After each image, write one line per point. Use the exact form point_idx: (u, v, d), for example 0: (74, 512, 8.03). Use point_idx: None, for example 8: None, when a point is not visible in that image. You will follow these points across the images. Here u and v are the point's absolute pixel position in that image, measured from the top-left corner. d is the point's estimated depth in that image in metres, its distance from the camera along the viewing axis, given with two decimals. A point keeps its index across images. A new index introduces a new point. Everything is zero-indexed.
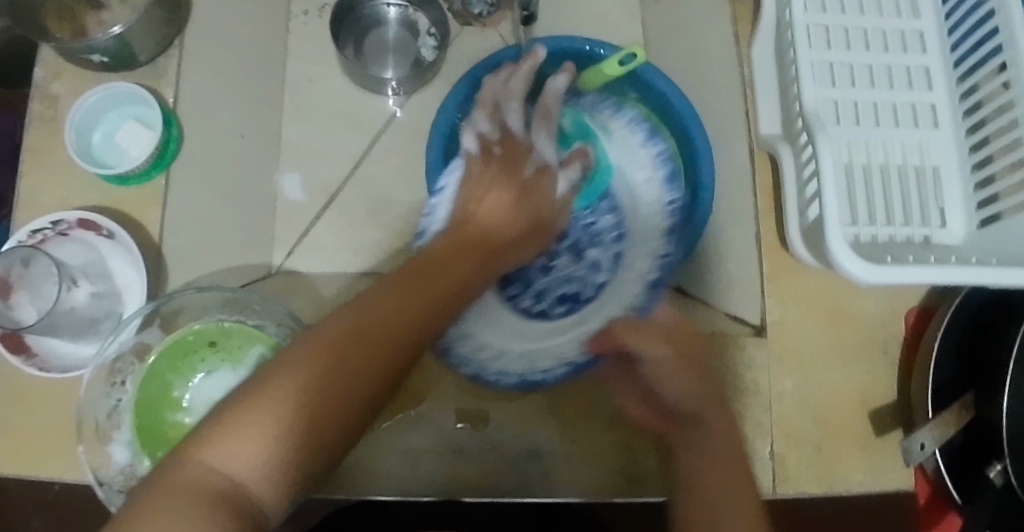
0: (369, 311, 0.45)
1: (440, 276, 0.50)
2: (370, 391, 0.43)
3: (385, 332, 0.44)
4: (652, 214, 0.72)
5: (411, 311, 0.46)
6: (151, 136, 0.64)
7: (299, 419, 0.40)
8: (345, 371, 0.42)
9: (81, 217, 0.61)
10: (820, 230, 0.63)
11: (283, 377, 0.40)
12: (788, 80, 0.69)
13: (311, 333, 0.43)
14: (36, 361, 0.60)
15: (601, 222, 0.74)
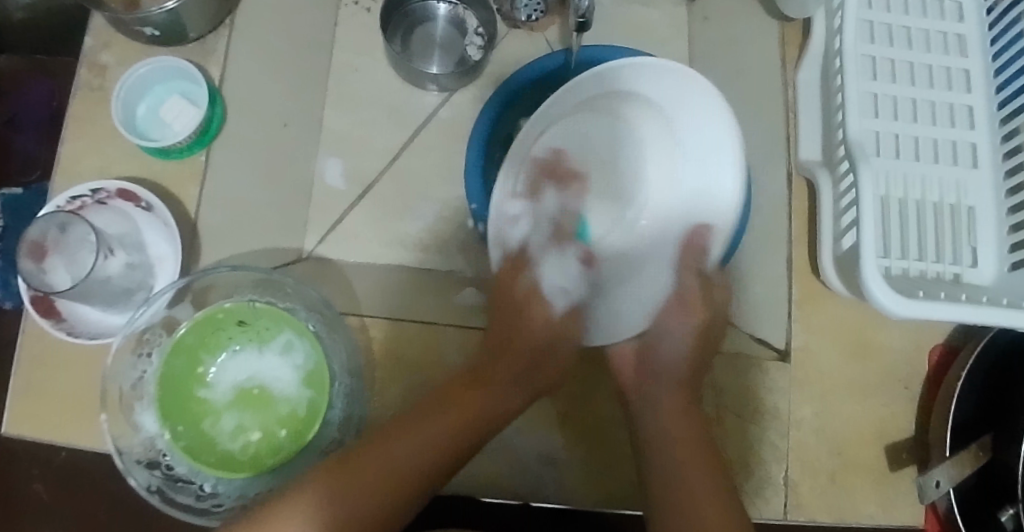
0: (366, 459, 0.54)
1: (394, 448, 0.55)
2: (385, 491, 0.53)
3: (381, 483, 0.53)
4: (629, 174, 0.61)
5: (387, 475, 0.54)
6: (196, 112, 0.65)
7: (353, 516, 0.52)
8: (359, 502, 0.52)
9: (120, 187, 0.62)
10: (853, 259, 0.63)
11: (295, 505, 0.51)
12: (832, 106, 0.69)
13: (336, 462, 0.53)
14: (65, 326, 0.60)
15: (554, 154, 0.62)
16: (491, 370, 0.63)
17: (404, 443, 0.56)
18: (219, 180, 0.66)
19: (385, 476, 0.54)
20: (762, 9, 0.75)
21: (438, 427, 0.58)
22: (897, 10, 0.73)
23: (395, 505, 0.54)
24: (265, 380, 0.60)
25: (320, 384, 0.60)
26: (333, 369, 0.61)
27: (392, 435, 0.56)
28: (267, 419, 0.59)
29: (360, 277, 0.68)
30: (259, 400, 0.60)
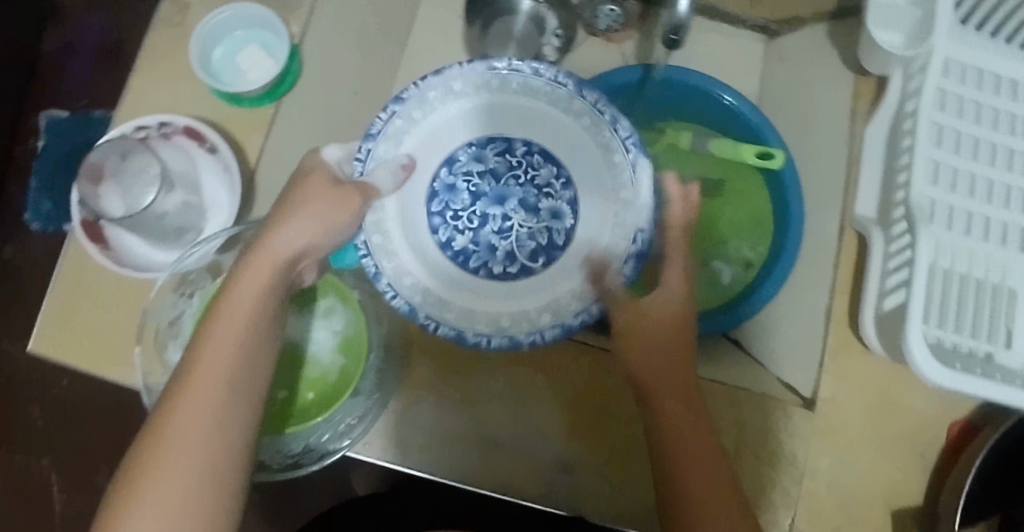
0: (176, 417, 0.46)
1: (208, 389, 0.47)
2: (209, 453, 0.46)
3: (200, 437, 0.46)
4: (536, 160, 0.68)
5: (202, 422, 0.46)
6: (273, 64, 0.65)
7: (207, 458, 0.46)
8: (183, 462, 0.46)
9: (189, 125, 0.62)
10: (897, 320, 0.63)
11: (149, 477, 0.45)
12: (896, 166, 0.69)
13: (152, 428, 0.46)
14: (110, 254, 0.60)
15: (513, 156, 0.68)
16: (255, 304, 0.49)
17: (193, 399, 0.46)
18: (283, 134, 0.65)
19: (191, 414, 0.46)
20: (839, 57, 0.75)
21: (214, 368, 0.47)
22: (972, 83, 0.73)
23: (217, 450, 0.46)
24: (302, 342, 0.63)
25: (358, 353, 0.63)
26: (371, 341, 0.64)
27: (191, 387, 0.47)
28: (297, 380, 0.62)
29: None
30: (291, 359, 0.62)
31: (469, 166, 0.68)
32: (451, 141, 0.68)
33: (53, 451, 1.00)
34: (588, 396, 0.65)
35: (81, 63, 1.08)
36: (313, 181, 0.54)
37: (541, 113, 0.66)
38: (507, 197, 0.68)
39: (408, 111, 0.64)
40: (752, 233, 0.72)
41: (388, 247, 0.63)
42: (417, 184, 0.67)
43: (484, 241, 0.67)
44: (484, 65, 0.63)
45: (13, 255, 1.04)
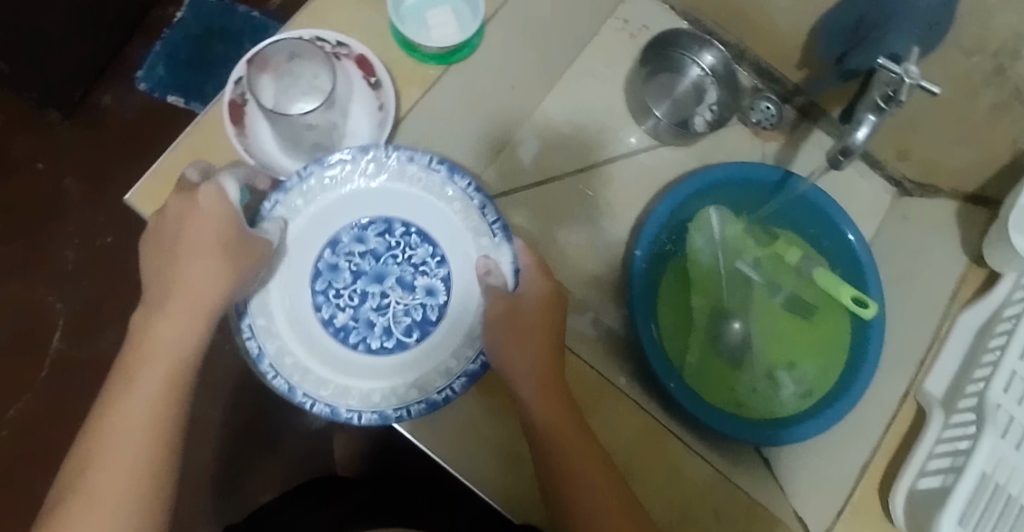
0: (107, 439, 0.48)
1: (138, 406, 0.48)
2: (148, 461, 0.48)
3: (139, 449, 0.48)
4: (415, 239, 0.58)
5: (140, 433, 0.48)
6: (456, 34, 0.65)
7: (112, 517, 0.46)
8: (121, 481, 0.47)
9: (363, 55, 0.63)
10: (929, 503, 0.63)
11: (89, 501, 0.46)
12: (977, 361, 0.70)
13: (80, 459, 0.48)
14: (243, 141, 0.60)
15: (392, 237, 0.58)
16: (177, 356, 0.50)
17: (126, 408, 0.48)
18: (439, 96, 0.66)
19: (127, 438, 0.48)
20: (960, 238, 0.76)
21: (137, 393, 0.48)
22: None
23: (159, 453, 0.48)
24: None
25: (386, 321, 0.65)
26: None
27: (116, 413, 0.48)
28: None
29: None
30: None
31: (349, 245, 0.58)
32: (333, 217, 0.58)
33: (70, 299, 1.00)
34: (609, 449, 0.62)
35: None
36: (195, 225, 0.50)
37: (407, 192, 0.58)
38: (387, 276, 0.58)
39: (288, 203, 0.56)
40: (821, 366, 0.72)
41: (269, 328, 0.55)
42: (301, 262, 0.57)
43: (364, 321, 0.58)
44: (350, 155, 0.57)
45: (110, 104, 1.05)
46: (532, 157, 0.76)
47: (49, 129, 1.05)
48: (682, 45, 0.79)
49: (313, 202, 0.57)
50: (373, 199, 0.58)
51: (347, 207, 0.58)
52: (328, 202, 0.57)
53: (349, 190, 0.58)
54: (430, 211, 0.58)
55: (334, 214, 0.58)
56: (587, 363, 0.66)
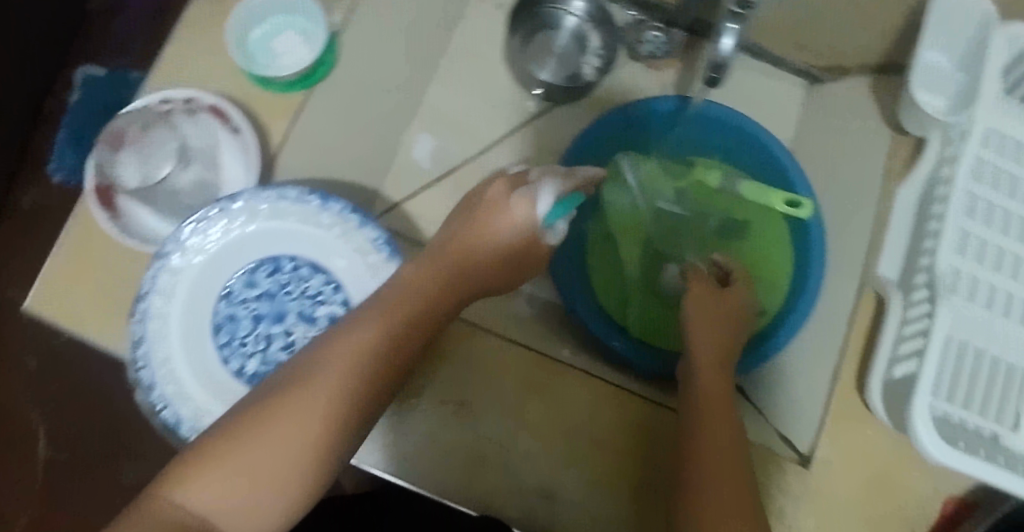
0: (307, 368, 0.46)
1: (362, 341, 0.47)
2: (328, 429, 0.45)
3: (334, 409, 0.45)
4: (309, 270, 0.54)
5: (350, 376, 0.46)
6: (308, 52, 0.64)
7: (291, 470, 0.44)
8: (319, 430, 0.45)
9: (215, 104, 0.61)
10: (904, 391, 0.62)
11: (273, 433, 0.44)
12: (923, 233, 0.67)
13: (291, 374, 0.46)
14: (119, 223, 0.59)
15: (284, 275, 0.54)
16: (366, 345, 0.48)
17: (332, 350, 0.47)
18: (311, 121, 0.64)
19: (354, 372, 0.47)
20: (880, 115, 0.74)
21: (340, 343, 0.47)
22: None
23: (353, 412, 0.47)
24: None
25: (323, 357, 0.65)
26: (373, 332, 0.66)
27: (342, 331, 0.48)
28: None
29: None
30: None
31: (245, 294, 0.54)
32: (222, 270, 0.54)
33: (45, 400, 1.01)
34: (580, 425, 0.63)
35: (125, 19, 1.08)
36: (494, 220, 0.58)
37: (286, 225, 0.54)
38: (286, 314, 0.54)
39: (171, 266, 0.52)
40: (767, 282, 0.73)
41: (181, 393, 0.51)
42: (197, 320, 0.53)
43: (274, 363, 0.53)
44: (224, 207, 0.52)
45: (33, 203, 1.04)
46: (430, 155, 0.74)
47: None
48: (548, 0, 0.77)
49: (192, 262, 0.53)
50: (255, 241, 0.54)
51: (230, 257, 0.54)
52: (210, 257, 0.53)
53: (230, 238, 0.54)
54: (318, 238, 0.54)
55: (221, 266, 0.54)
56: (527, 344, 0.67)
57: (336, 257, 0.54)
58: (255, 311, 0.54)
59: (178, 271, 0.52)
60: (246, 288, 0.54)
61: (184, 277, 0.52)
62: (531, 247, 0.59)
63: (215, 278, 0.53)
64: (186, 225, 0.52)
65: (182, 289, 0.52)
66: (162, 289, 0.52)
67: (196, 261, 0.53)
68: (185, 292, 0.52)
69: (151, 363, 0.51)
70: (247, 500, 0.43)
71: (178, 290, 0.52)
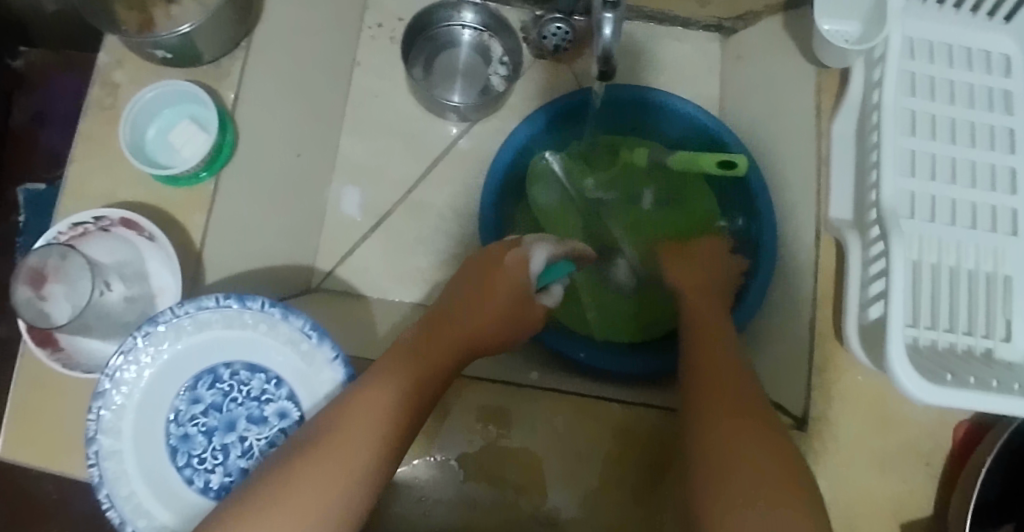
0: (355, 403, 0.51)
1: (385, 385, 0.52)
2: (379, 453, 0.50)
3: (376, 438, 0.50)
4: (247, 373, 0.57)
5: (387, 413, 0.51)
6: (206, 139, 0.62)
7: (332, 497, 0.46)
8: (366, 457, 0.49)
9: (124, 216, 0.60)
10: (880, 334, 0.60)
11: (315, 465, 0.47)
12: (867, 164, 0.65)
13: (328, 414, 0.51)
14: (61, 356, 0.59)
15: (224, 383, 0.57)
16: (423, 369, 0.55)
17: (381, 380, 0.53)
18: (226, 206, 0.64)
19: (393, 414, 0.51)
20: (800, 52, 0.71)
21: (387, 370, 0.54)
22: (941, 61, 0.69)
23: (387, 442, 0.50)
24: None
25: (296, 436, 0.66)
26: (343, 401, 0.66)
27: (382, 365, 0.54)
28: None
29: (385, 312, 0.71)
30: None
31: (191, 411, 0.56)
32: (162, 395, 0.56)
33: (68, 523, 1.00)
34: (565, 443, 0.61)
35: (51, 131, 1.08)
36: (499, 276, 0.64)
37: (214, 335, 0.56)
38: (237, 421, 0.56)
39: (112, 404, 0.54)
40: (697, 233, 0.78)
41: (154, 524, 0.53)
42: (151, 448, 0.55)
43: (236, 471, 0.55)
44: (147, 332, 0.55)
45: (7, 333, 1.04)
46: (360, 204, 0.77)
47: None
48: (441, 20, 0.76)
49: (132, 395, 0.55)
50: (188, 358, 0.56)
51: (167, 381, 0.56)
52: (148, 387, 0.55)
53: (163, 363, 0.56)
54: (248, 340, 0.56)
55: (161, 392, 0.56)
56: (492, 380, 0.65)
57: (270, 355, 0.57)
58: (206, 425, 0.56)
59: (122, 407, 0.55)
60: (192, 406, 0.56)
61: (128, 412, 0.55)
62: (533, 308, 0.65)
63: (159, 404, 0.56)
64: (115, 363, 0.54)
65: (131, 422, 0.55)
66: (110, 428, 0.54)
67: (135, 394, 0.55)
68: (132, 426, 0.55)
69: (117, 503, 0.53)
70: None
71: (125, 426, 0.54)
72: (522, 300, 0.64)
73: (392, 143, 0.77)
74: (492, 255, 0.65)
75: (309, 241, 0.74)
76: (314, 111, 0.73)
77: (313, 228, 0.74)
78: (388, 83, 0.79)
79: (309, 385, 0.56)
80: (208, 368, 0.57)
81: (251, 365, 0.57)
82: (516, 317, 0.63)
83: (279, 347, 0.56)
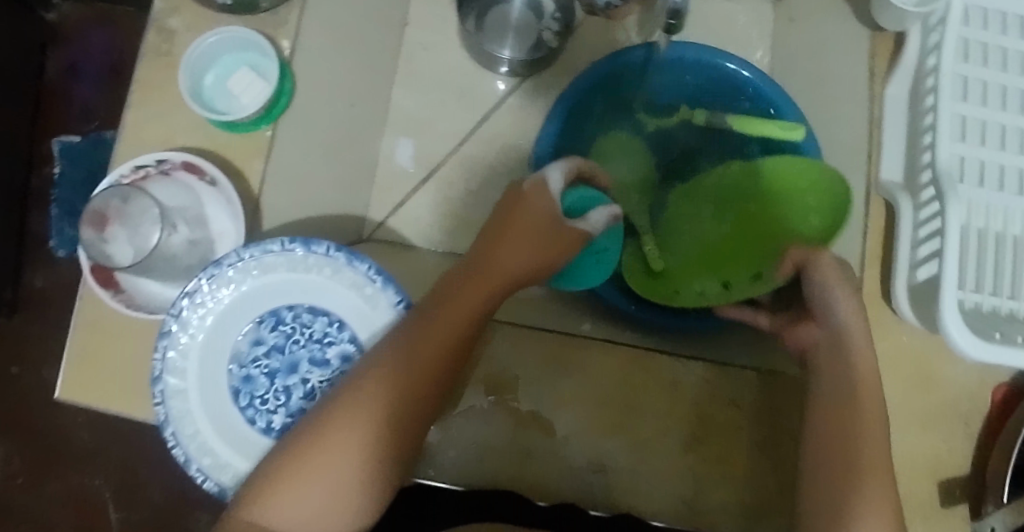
0: (398, 364, 0.50)
1: (427, 345, 0.50)
2: (408, 416, 0.49)
3: (406, 401, 0.49)
4: (309, 318, 0.57)
5: (423, 376, 0.50)
6: (264, 86, 0.63)
7: (353, 462, 0.47)
8: (395, 424, 0.49)
9: (186, 159, 0.61)
10: (931, 293, 0.61)
11: (345, 432, 0.47)
12: (920, 128, 0.65)
13: (363, 369, 0.50)
14: (123, 298, 0.60)
15: (286, 326, 0.57)
16: (457, 324, 0.51)
17: (423, 340, 0.50)
18: (285, 153, 0.64)
19: (423, 375, 0.50)
20: (855, 16, 0.71)
21: (429, 330, 0.51)
22: (997, 29, 0.69)
23: (419, 408, 0.50)
24: None
25: None
26: None
27: (427, 320, 0.51)
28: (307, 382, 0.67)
29: (436, 262, 0.73)
30: None
31: (254, 353, 0.57)
32: (224, 337, 0.57)
33: (106, 470, 1.02)
34: (615, 393, 0.63)
35: (85, 84, 1.08)
36: (525, 209, 0.57)
37: (280, 281, 0.57)
38: (299, 363, 0.57)
39: (177, 344, 0.56)
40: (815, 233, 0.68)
41: (217, 462, 0.55)
42: (214, 389, 0.56)
43: (298, 412, 0.56)
44: (213, 274, 0.56)
45: (44, 284, 1.04)
46: (411, 158, 0.77)
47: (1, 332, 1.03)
48: None
49: (196, 337, 0.56)
50: (251, 301, 0.57)
51: (231, 322, 0.57)
52: (212, 327, 0.57)
53: (228, 306, 0.57)
54: (313, 284, 0.57)
55: (225, 336, 0.57)
56: (545, 328, 0.66)
57: (335, 298, 0.57)
58: (270, 367, 0.57)
59: (187, 349, 0.56)
60: (256, 349, 0.57)
61: (192, 351, 0.56)
62: (564, 235, 0.58)
63: (221, 345, 0.57)
64: (180, 305, 0.56)
65: (195, 362, 0.56)
66: (174, 366, 0.55)
67: (199, 334, 0.56)
68: (194, 367, 0.56)
69: (182, 440, 0.55)
70: (314, 498, 0.46)
71: (190, 365, 0.56)
72: (553, 228, 0.57)
73: (442, 98, 0.78)
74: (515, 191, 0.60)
75: (361, 191, 0.74)
76: (366, 62, 0.73)
77: (364, 180, 0.75)
78: (437, 38, 0.79)
79: (374, 330, 0.57)
80: (273, 313, 0.57)
81: (314, 309, 0.57)
82: (553, 246, 0.57)
83: (346, 294, 0.57)
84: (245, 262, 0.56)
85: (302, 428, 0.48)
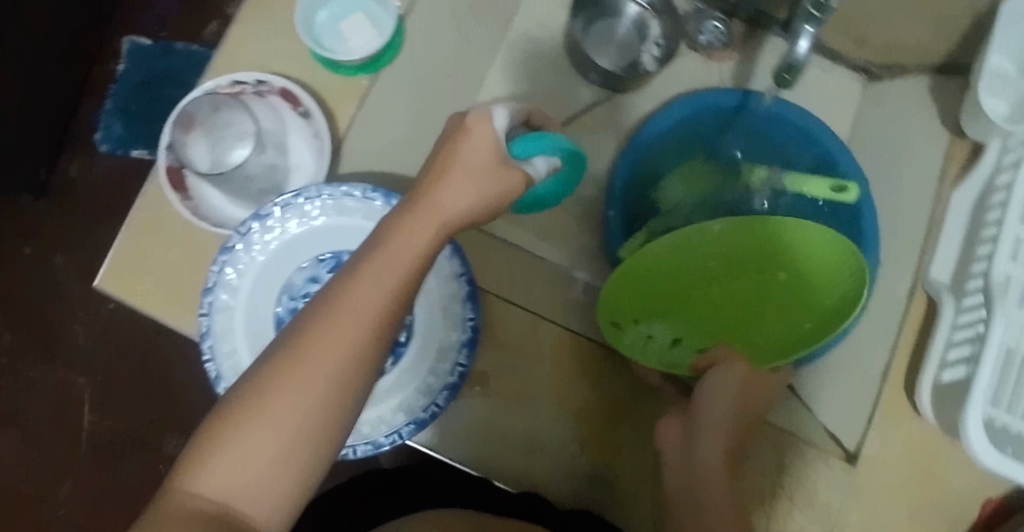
0: (333, 320, 0.38)
1: (370, 293, 0.39)
2: (344, 377, 0.38)
3: (344, 365, 0.38)
4: None
5: (354, 339, 0.38)
6: (376, 37, 0.64)
7: (295, 436, 0.37)
8: (331, 389, 0.38)
9: (285, 87, 0.61)
10: (955, 394, 0.63)
11: (278, 400, 0.37)
12: (978, 237, 0.67)
13: (299, 328, 0.39)
14: (189, 204, 0.60)
15: None
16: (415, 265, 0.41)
17: (370, 287, 0.39)
18: (378, 105, 0.65)
19: (358, 329, 0.38)
20: (939, 118, 0.74)
21: (373, 281, 0.39)
22: None
23: (365, 374, 0.39)
24: None
25: None
26: None
27: (366, 267, 0.39)
28: None
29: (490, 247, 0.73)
30: None
31: (307, 289, 0.57)
32: (283, 266, 0.57)
33: (92, 371, 1.01)
34: (636, 415, 0.63)
35: None
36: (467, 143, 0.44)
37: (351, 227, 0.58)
38: None
39: (236, 261, 0.56)
40: (781, 345, 0.65)
41: None
42: (262, 314, 0.57)
43: None
44: (288, 202, 0.56)
45: (78, 174, 1.04)
46: None
47: (24, 210, 1.04)
48: None
49: (256, 260, 0.57)
50: (318, 238, 0.58)
51: (294, 253, 0.58)
52: (274, 254, 0.57)
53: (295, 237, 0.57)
54: None
55: (284, 265, 0.57)
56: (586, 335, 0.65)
57: None
58: None
59: (245, 269, 0.56)
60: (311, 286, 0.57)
61: (250, 272, 0.57)
62: (512, 173, 0.45)
63: (278, 273, 0.57)
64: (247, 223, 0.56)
65: (250, 284, 0.57)
66: (230, 282, 0.56)
67: (259, 257, 0.57)
68: (248, 287, 0.57)
69: (218, 356, 0.55)
70: (244, 475, 0.37)
71: (245, 284, 0.57)
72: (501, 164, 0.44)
73: None
74: (453, 123, 0.46)
75: None
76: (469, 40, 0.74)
77: None
78: None
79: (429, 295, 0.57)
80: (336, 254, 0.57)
81: None
82: (499, 186, 0.44)
83: None
84: (322, 198, 0.57)
85: (235, 388, 0.38)
